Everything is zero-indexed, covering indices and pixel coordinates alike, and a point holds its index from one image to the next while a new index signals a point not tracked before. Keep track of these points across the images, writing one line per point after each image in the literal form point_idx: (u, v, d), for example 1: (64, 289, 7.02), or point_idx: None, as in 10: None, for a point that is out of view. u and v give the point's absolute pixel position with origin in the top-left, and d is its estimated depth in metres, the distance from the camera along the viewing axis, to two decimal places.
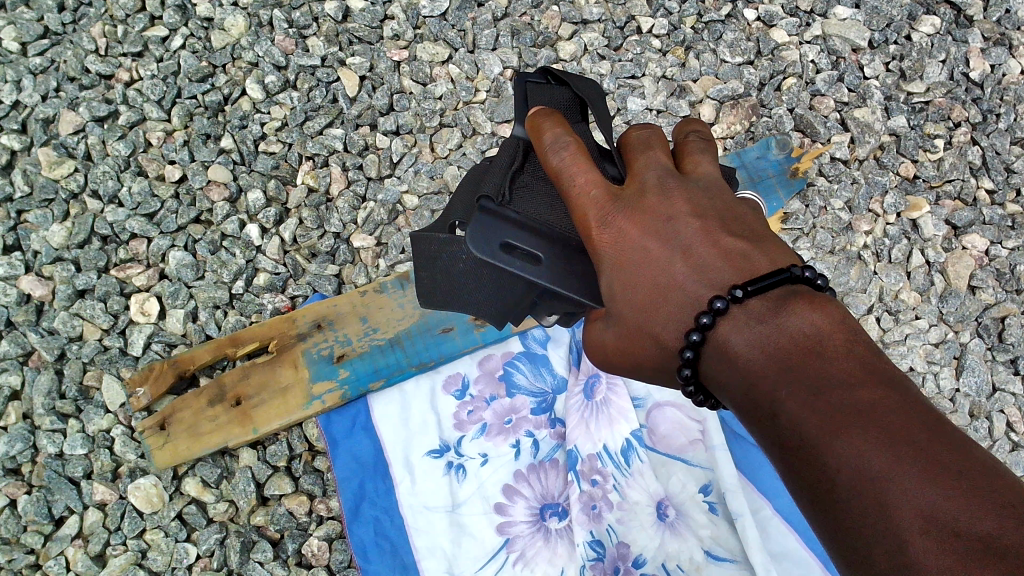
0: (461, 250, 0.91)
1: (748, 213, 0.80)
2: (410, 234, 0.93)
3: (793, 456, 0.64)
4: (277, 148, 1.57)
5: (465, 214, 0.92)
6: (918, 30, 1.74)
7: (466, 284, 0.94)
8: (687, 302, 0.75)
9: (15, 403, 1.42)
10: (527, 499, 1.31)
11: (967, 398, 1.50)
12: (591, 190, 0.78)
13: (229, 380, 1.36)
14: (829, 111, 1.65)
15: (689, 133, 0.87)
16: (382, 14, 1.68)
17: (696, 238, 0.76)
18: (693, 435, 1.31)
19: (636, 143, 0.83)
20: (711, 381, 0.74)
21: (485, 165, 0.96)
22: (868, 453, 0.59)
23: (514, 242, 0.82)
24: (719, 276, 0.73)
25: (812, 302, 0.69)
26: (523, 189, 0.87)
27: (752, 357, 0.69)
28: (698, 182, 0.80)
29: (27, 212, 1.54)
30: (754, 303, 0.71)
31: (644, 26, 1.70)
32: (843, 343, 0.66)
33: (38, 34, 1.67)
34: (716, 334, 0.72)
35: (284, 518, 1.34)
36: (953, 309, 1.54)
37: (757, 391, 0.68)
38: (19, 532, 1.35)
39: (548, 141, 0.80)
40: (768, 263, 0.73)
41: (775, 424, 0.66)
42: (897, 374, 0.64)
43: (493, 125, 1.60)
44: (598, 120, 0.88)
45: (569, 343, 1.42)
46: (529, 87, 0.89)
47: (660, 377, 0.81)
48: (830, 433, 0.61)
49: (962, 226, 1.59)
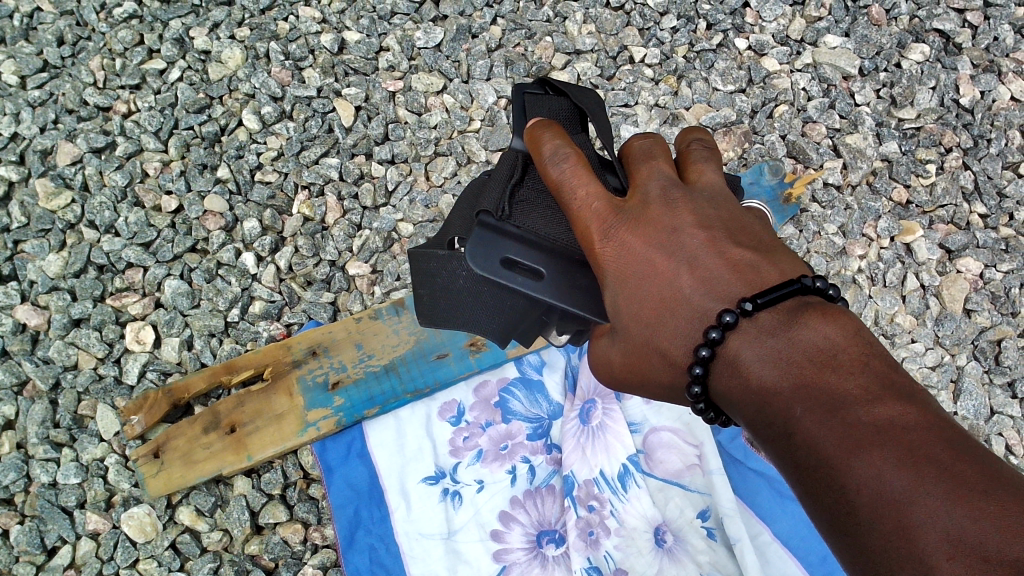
0: (460, 267, 0.92)
1: (755, 224, 0.80)
2: (411, 249, 0.95)
3: (810, 476, 0.63)
4: (273, 178, 1.58)
5: (465, 230, 0.91)
6: (908, 58, 1.75)
7: (463, 303, 0.93)
8: (694, 316, 0.74)
9: (9, 432, 1.41)
10: (523, 526, 1.30)
11: (965, 421, 1.49)
12: (591, 203, 0.78)
13: (223, 407, 1.35)
14: (821, 138, 1.67)
15: (692, 141, 0.87)
16: (377, 46, 1.70)
17: (702, 249, 0.75)
18: (689, 460, 1.31)
19: (638, 153, 0.83)
20: (722, 398, 0.74)
21: (482, 180, 0.96)
22: (888, 472, 0.58)
23: (516, 258, 0.83)
24: (726, 288, 0.73)
25: (826, 315, 0.69)
26: (524, 204, 0.85)
27: (765, 374, 0.69)
28: (702, 191, 0.80)
29: (24, 242, 1.55)
30: (764, 316, 0.70)
31: (637, 56, 1.72)
32: (859, 357, 0.65)
33: (37, 67, 1.70)
34: (726, 349, 0.72)
35: (278, 546, 1.33)
36: (949, 333, 1.54)
37: (772, 410, 0.67)
38: (11, 563, 1.33)
39: (548, 152, 0.79)
40: (778, 275, 0.73)
41: (790, 442, 0.66)
42: (917, 391, 0.63)
43: (488, 153, 1.61)
44: (598, 132, 0.88)
45: (565, 368, 1.41)
46: (527, 97, 0.90)
47: (668, 395, 0.81)
48: (849, 451, 0.60)
49: (956, 250, 1.59)
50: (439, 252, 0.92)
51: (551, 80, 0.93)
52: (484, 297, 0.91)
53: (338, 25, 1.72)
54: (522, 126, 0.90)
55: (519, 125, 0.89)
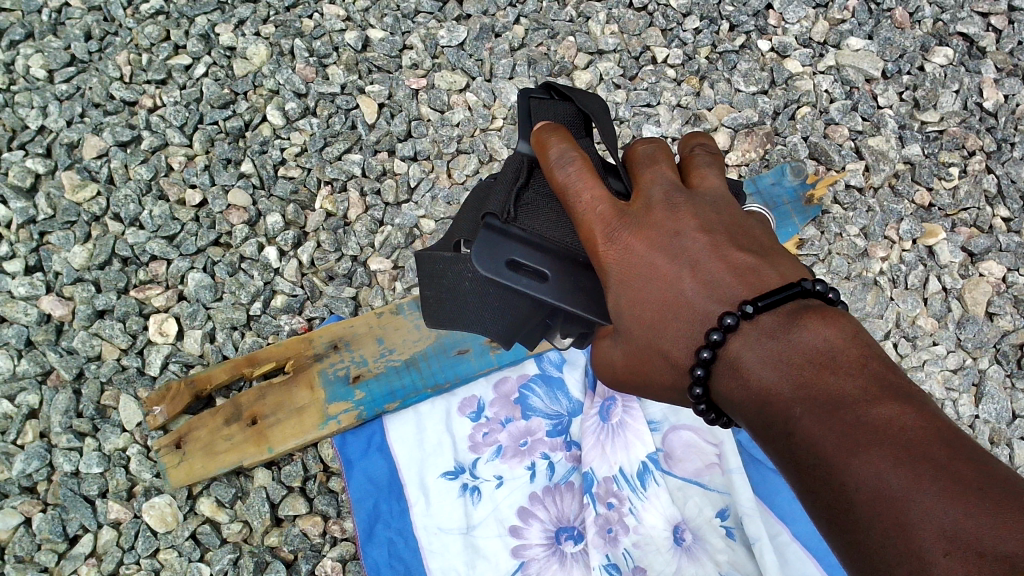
0: (466, 269, 0.89)
1: (756, 227, 0.79)
2: (415, 252, 0.93)
3: (809, 475, 0.63)
4: (297, 173, 1.59)
5: (471, 232, 0.89)
6: (931, 61, 1.75)
7: (471, 304, 0.91)
8: (696, 319, 0.73)
9: (33, 421, 1.42)
10: (543, 522, 1.30)
11: (986, 424, 1.48)
12: (596, 207, 0.77)
13: (245, 399, 1.36)
14: (843, 140, 1.66)
15: (694, 146, 0.85)
16: (401, 44, 1.71)
17: (704, 253, 0.75)
18: (709, 459, 1.30)
19: (642, 157, 0.82)
20: (724, 401, 0.73)
21: (488, 181, 0.94)
22: (885, 470, 0.58)
23: (521, 260, 0.82)
24: (727, 292, 0.72)
25: (824, 317, 0.68)
26: (529, 208, 0.84)
27: (765, 376, 0.68)
28: (705, 196, 0.79)
29: (50, 233, 1.57)
30: (764, 319, 0.69)
31: (659, 57, 1.72)
32: (858, 358, 0.65)
33: (65, 62, 1.71)
34: (727, 351, 0.71)
35: (298, 538, 1.33)
36: (971, 336, 1.53)
37: (771, 410, 0.67)
38: (33, 551, 1.34)
39: (554, 156, 0.78)
40: (778, 279, 0.72)
41: (790, 441, 0.65)
42: (915, 390, 0.63)
43: (510, 151, 1.62)
44: (603, 135, 0.86)
45: (584, 365, 1.41)
46: (531, 102, 0.88)
47: (671, 397, 0.80)
48: (847, 450, 0.60)
49: (979, 253, 1.59)
50: (443, 255, 0.90)
51: (557, 85, 0.92)
52: (488, 299, 0.89)
53: (363, 22, 1.73)
54: (527, 129, 0.88)
55: (524, 127, 0.88)
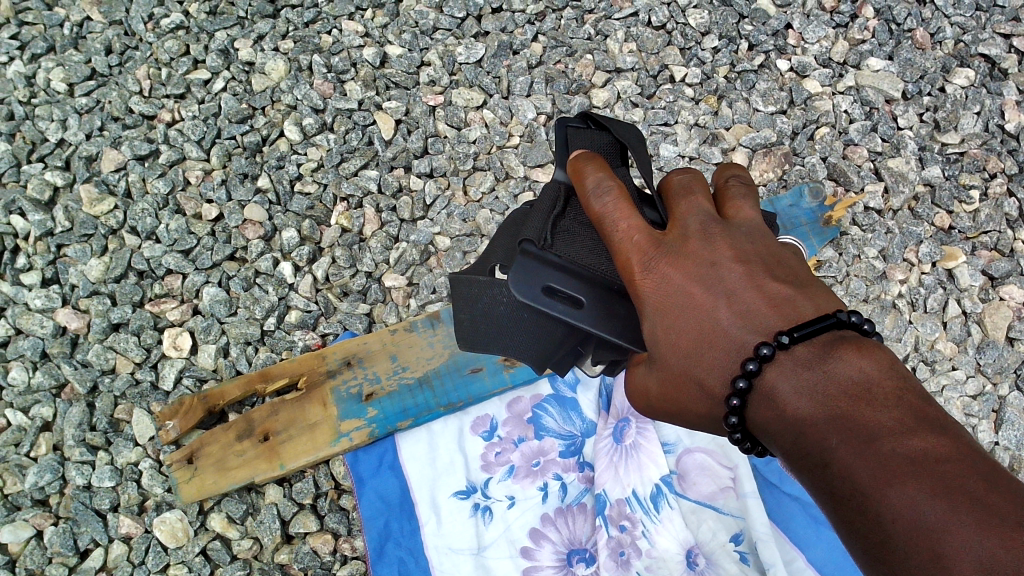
0: (501, 292, 0.88)
1: (791, 258, 0.77)
2: (449, 276, 0.92)
3: (845, 505, 0.62)
4: (313, 189, 1.60)
5: (505, 258, 0.90)
6: (952, 82, 1.73)
7: (505, 328, 0.90)
8: (731, 348, 0.72)
9: (46, 434, 1.43)
10: (554, 544, 1.28)
11: (1006, 451, 1.46)
12: (632, 236, 0.77)
13: (257, 415, 1.36)
14: (863, 161, 1.65)
15: (729, 177, 0.84)
16: (418, 61, 1.72)
17: (740, 284, 0.73)
18: (723, 482, 1.27)
19: (677, 188, 0.81)
20: (759, 431, 0.71)
21: (524, 211, 0.94)
22: (922, 502, 0.57)
23: (557, 286, 0.81)
24: (763, 321, 0.71)
25: (860, 349, 0.67)
26: (565, 235, 0.84)
27: (801, 407, 0.67)
28: (741, 227, 0.78)
29: (67, 246, 1.58)
30: (800, 350, 0.68)
31: (677, 76, 1.72)
32: (894, 390, 0.63)
33: (85, 75, 1.73)
34: (763, 381, 0.69)
35: (308, 556, 1.33)
36: (991, 361, 1.51)
37: (807, 441, 0.65)
38: (44, 564, 1.35)
39: (590, 185, 0.79)
40: (813, 310, 0.70)
41: (826, 471, 0.63)
42: (952, 424, 0.62)
43: (526, 168, 1.61)
44: (638, 165, 0.85)
45: (599, 386, 1.39)
46: (569, 131, 0.88)
47: (704, 426, 0.78)
48: (883, 481, 0.59)
49: (999, 277, 1.57)
50: (479, 278, 0.89)
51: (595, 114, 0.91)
52: (524, 322, 0.88)
53: (381, 39, 1.74)
54: (565, 158, 0.89)
55: (561, 156, 0.88)
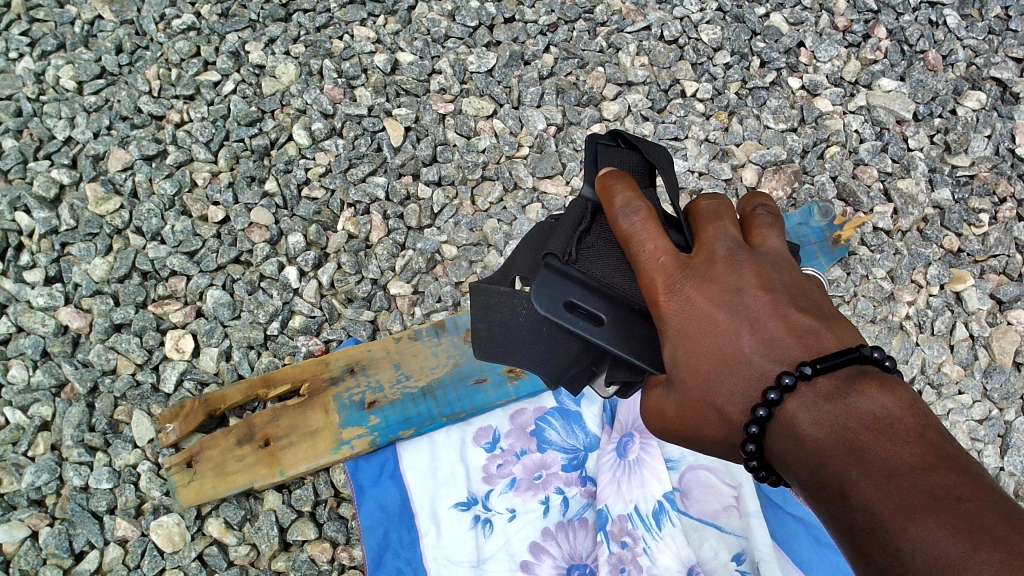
0: (521, 304, 0.87)
1: (816, 290, 0.77)
2: (470, 284, 0.91)
3: (864, 539, 0.61)
4: (320, 194, 1.59)
5: (528, 269, 0.89)
6: (963, 105, 1.72)
7: (523, 341, 0.89)
8: (753, 377, 0.71)
9: (44, 433, 1.42)
10: (555, 558, 1.27)
11: (1011, 477, 1.45)
12: (659, 257, 0.76)
13: (258, 421, 1.35)
14: (872, 181, 1.64)
15: (756, 206, 0.83)
16: (429, 69, 1.71)
17: (764, 311, 0.73)
18: (726, 501, 1.26)
19: (705, 213, 0.80)
20: (777, 460, 0.71)
21: (550, 223, 0.93)
22: (944, 538, 0.56)
23: (577, 301, 0.80)
24: (785, 352, 0.70)
25: (883, 384, 0.66)
26: (589, 252, 0.83)
27: (820, 437, 0.66)
28: (767, 255, 0.77)
29: (72, 245, 1.57)
30: (822, 381, 0.67)
31: (688, 90, 1.71)
32: (916, 427, 0.63)
33: (95, 73, 1.73)
34: (783, 411, 0.69)
35: (305, 564, 1.32)
36: (998, 386, 1.50)
37: (826, 471, 0.64)
38: (38, 565, 1.33)
39: (618, 204, 0.78)
40: (836, 343, 0.69)
41: (845, 504, 0.63)
42: (975, 464, 0.61)
43: (535, 179, 1.60)
44: (667, 185, 0.83)
45: (603, 402, 1.37)
46: (599, 148, 0.88)
47: (720, 452, 0.77)
48: (904, 515, 0.58)
49: (1008, 301, 1.56)
50: (499, 288, 0.88)
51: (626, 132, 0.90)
52: (541, 335, 0.87)
53: (392, 46, 1.74)
54: (593, 175, 0.88)
55: (590, 173, 0.87)
